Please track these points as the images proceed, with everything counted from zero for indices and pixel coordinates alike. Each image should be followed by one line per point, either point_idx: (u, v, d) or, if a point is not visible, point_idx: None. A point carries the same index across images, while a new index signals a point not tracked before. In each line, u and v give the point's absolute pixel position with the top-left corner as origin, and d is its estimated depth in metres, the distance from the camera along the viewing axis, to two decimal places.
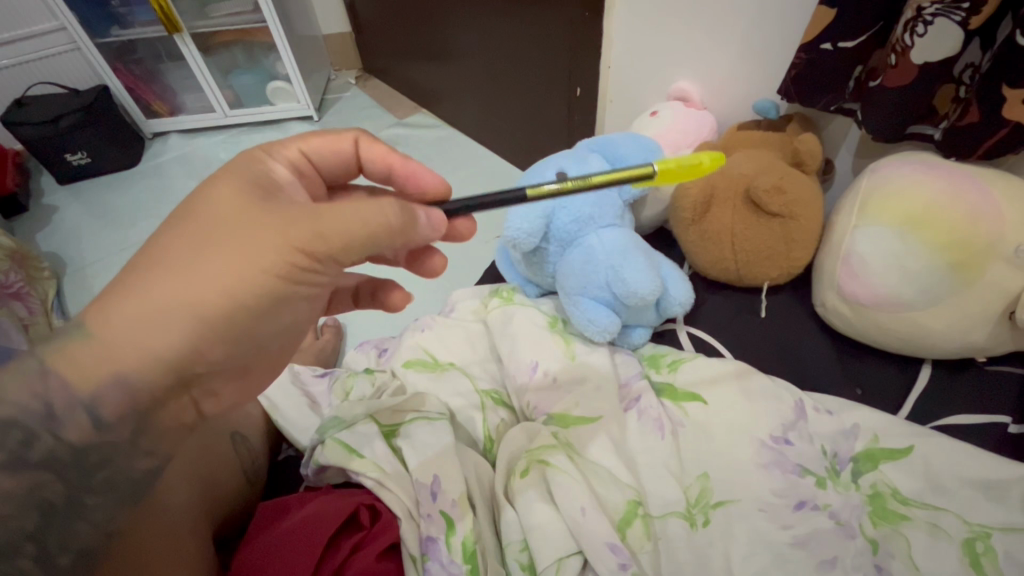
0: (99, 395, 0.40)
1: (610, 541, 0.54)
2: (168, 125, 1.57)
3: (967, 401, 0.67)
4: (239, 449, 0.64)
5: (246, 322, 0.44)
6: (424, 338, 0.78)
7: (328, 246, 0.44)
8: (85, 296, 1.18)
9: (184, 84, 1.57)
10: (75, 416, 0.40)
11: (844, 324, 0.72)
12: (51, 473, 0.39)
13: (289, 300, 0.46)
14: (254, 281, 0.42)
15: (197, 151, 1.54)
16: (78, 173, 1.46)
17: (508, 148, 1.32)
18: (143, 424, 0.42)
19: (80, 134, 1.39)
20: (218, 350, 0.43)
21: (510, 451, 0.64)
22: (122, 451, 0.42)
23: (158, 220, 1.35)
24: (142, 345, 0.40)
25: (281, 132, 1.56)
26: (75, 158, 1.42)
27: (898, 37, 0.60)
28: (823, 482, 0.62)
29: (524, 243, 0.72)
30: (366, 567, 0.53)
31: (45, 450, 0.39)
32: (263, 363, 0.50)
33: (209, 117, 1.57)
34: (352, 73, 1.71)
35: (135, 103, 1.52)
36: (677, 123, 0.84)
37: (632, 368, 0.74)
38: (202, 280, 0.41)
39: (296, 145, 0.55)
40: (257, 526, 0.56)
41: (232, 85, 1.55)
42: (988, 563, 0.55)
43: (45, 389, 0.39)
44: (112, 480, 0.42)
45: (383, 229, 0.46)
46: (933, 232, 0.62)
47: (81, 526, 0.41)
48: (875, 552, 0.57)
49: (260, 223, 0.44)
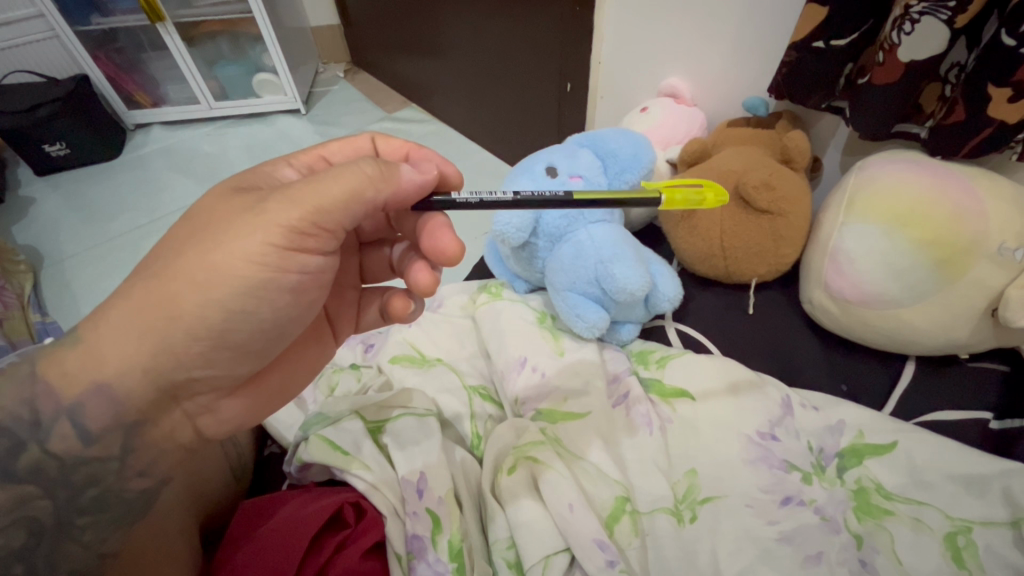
0: (80, 403, 0.45)
1: (597, 538, 0.54)
2: (151, 116, 1.55)
3: (951, 397, 0.68)
4: (228, 451, 0.64)
5: (220, 320, 0.46)
6: (411, 333, 0.77)
7: (300, 211, 0.44)
8: (64, 293, 1.16)
9: (167, 75, 1.54)
10: (59, 424, 0.45)
11: (830, 322, 0.73)
12: (38, 489, 0.44)
13: (263, 292, 0.47)
14: (230, 275, 0.45)
15: (181, 143, 1.52)
16: (57, 165, 1.43)
17: (497, 143, 1.31)
18: (129, 442, 0.47)
19: (58, 125, 1.36)
20: (198, 350, 0.46)
21: (497, 450, 0.63)
22: (111, 470, 0.47)
23: (142, 215, 1.32)
24: (121, 350, 0.44)
25: (267, 125, 1.54)
26: (54, 149, 1.39)
27: (886, 35, 0.60)
28: (809, 477, 0.63)
29: (513, 237, 0.71)
30: (350, 567, 0.52)
31: (31, 461, 0.44)
32: (256, 362, 0.52)
33: (193, 108, 1.54)
34: (339, 66, 1.70)
35: (116, 94, 1.49)
36: (665, 124, 0.85)
37: (619, 364, 0.74)
38: (175, 284, 0.44)
39: (316, 151, 0.56)
40: (241, 526, 0.55)
41: (218, 75, 1.53)
42: (969, 557, 0.55)
43: (33, 396, 0.44)
44: (103, 498, 0.47)
45: (357, 189, 0.45)
46: (918, 230, 0.63)
47: (73, 548, 0.46)
48: (859, 547, 0.58)
49: (234, 217, 0.45)
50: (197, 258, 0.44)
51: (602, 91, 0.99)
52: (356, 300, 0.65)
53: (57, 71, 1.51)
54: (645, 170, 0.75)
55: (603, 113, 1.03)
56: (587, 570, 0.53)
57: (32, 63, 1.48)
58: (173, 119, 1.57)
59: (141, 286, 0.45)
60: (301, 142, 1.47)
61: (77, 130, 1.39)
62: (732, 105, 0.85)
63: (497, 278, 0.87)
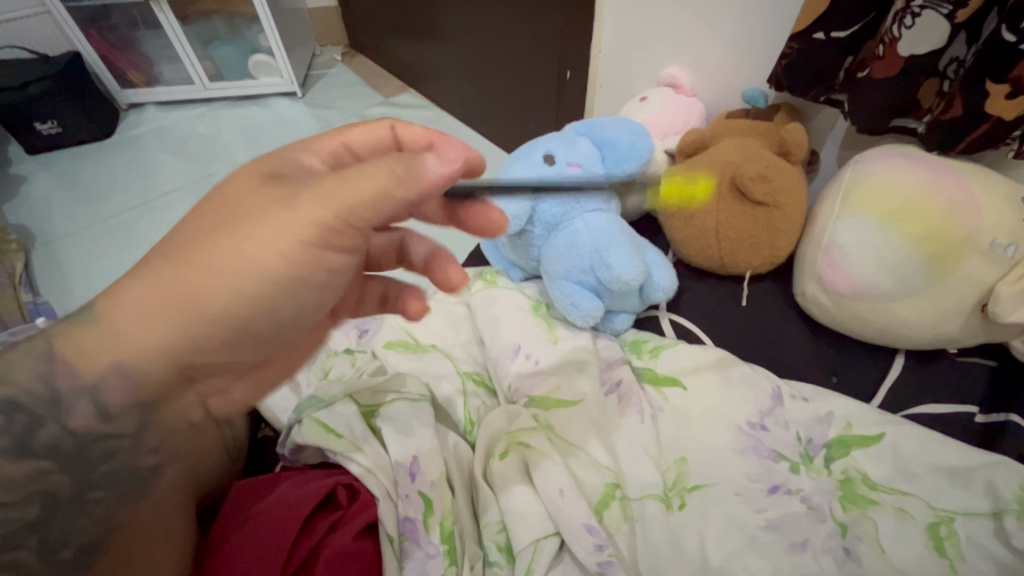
0: (98, 382, 0.44)
1: (587, 522, 0.55)
2: (144, 96, 1.53)
3: (938, 390, 0.69)
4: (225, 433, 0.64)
5: (244, 315, 0.46)
6: (404, 318, 0.78)
7: (332, 207, 0.45)
8: (55, 273, 1.15)
9: (161, 54, 1.50)
10: (77, 400, 0.44)
11: (822, 314, 0.73)
12: (53, 465, 0.44)
13: (289, 288, 0.47)
14: (258, 267, 0.45)
15: (175, 123, 1.50)
16: (48, 143, 1.41)
17: (496, 132, 1.30)
18: (144, 420, 0.47)
19: (48, 103, 1.34)
20: (219, 340, 0.46)
21: (489, 434, 0.64)
22: (125, 447, 0.46)
23: (134, 195, 1.31)
24: (143, 335, 0.44)
25: (262, 107, 1.52)
26: (45, 127, 1.37)
27: (887, 28, 0.60)
28: (797, 467, 0.64)
29: (510, 224, 0.71)
30: (342, 547, 0.52)
31: (48, 437, 0.43)
32: (270, 350, 0.52)
33: (187, 89, 1.52)
34: (336, 49, 1.67)
35: (109, 72, 1.47)
36: (665, 115, 0.84)
37: (614, 352, 0.74)
38: (200, 272, 0.44)
39: (336, 136, 0.55)
40: (235, 504, 0.56)
41: (213, 56, 1.50)
42: (951, 546, 0.57)
43: (48, 372, 0.43)
44: (114, 474, 0.46)
45: (390, 187, 0.45)
46: (913, 224, 0.63)
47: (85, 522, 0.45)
48: (844, 535, 0.59)
49: (267, 208, 0.45)
50: (228, 246, 0.44)
51: (601, 80, 0.99)
52: (360, 289, 0.63)
53: (48, 47, 1.48)
54: (644, 160, 0.75)
55: (602, 102, 1.02)
56: (577, 554, 0.54)
57: (23, 39, 1.45)
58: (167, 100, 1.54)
59: (163, 268, 0.44)
60: (297, 125, 1.45)
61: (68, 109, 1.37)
62: (733, 97, 0.85)
63: (492, 266, 0.86)
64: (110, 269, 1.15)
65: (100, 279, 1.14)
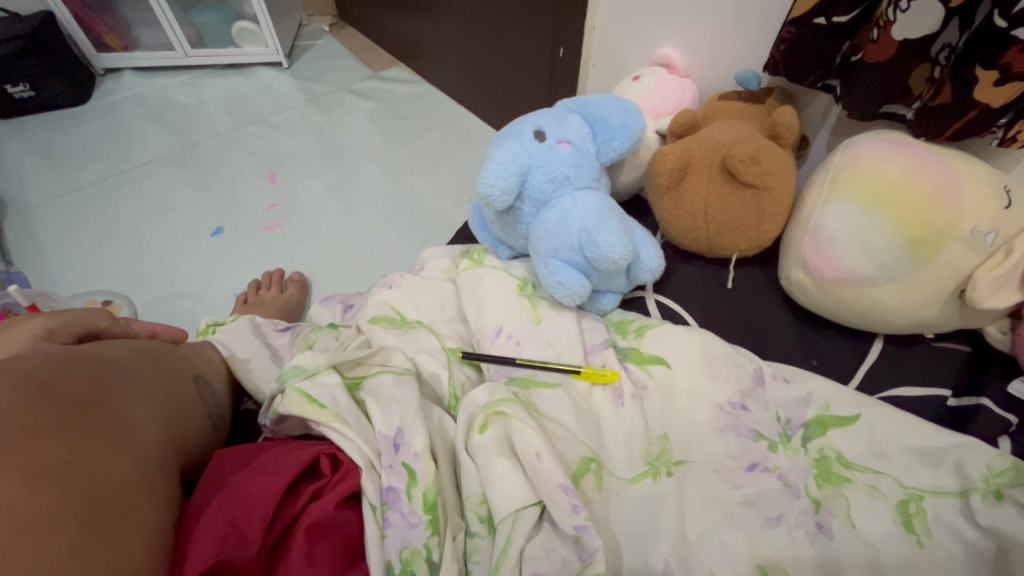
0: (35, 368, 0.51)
1: (562, 483, 0.56)
2: (123, 62, 1.48)
3: (915, 374, 0.71)
4: (203, 392, 0.67)
5: None
6: (390, 294, 0.79)
7: None
8: (29, 243, 1.12)
9: (139, 18, 1.45)
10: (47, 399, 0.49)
11: (805, 298, 0.74)
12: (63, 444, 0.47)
13: None
14: None
15: (154, 91, 1.46)
16: (23, 107, 1.37)
17: (488, 110, 1.28)
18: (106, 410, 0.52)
19: (20, 66, 1.30)
20: None
21: (470, 408, 0.64)
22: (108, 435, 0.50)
23: (111, 163, 1.27)
24: None
25: (247, 76, 1.48)
26: (17, 91, 1.33)
27: (881, 11, 0.60)
28: (774, 446, 0.65)
29: (498, 200, 0.69)
30: (326, 513, 0.53)
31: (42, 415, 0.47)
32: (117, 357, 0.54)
33: (168, 55, 1.47)
34: (325, 19, 1.62)
35: (84, 35, 1.42)
36: (655, 94, 0.83)
37: (597, 335, 0.75)
38: None
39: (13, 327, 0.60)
40: (218, 468, 0.56)
41: (194, 22, 1.45)
42: (918, 522, 0.59)
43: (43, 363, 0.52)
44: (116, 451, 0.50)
45: None
46: (897, 210, 0.64)
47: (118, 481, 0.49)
48: (817, 510, 0.61)
49: None
50: None
51: (596, 63, 0.98)
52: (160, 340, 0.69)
53: (20, 8, 1.40)
54: (634, 138, 0.75)
55: (596, 83, 1.01)
56: (554, 516, 0.55)
57: None
58: (146, 66, 1.49)
59: None
60: (283, 98, 1.41)
61: (42, 72, 1.33)
62: (725, 80, 0.85)
63: (480, 243, 0.86)
64: (87, 240, 1.13)
65: (76, 250, 1.11)
